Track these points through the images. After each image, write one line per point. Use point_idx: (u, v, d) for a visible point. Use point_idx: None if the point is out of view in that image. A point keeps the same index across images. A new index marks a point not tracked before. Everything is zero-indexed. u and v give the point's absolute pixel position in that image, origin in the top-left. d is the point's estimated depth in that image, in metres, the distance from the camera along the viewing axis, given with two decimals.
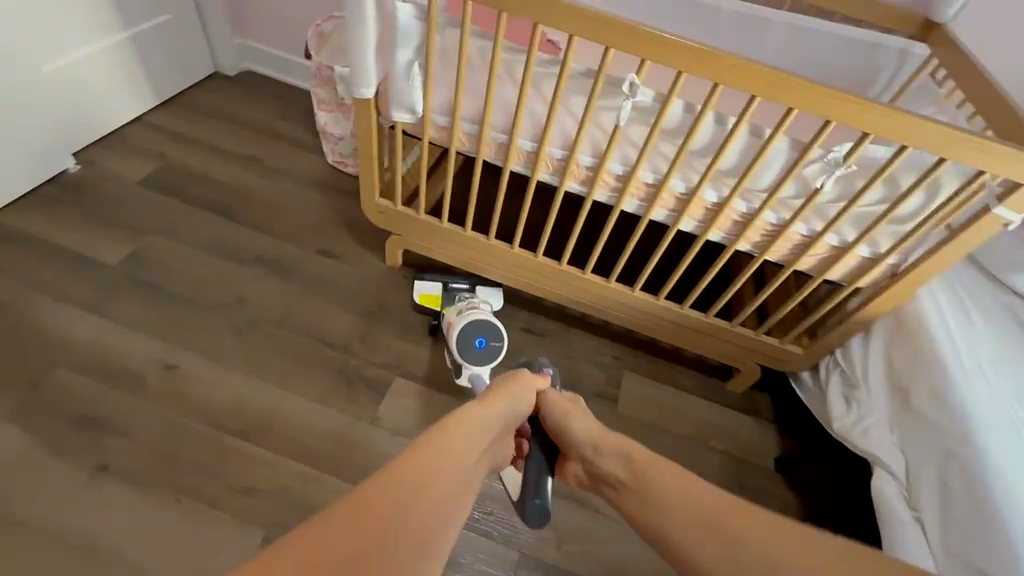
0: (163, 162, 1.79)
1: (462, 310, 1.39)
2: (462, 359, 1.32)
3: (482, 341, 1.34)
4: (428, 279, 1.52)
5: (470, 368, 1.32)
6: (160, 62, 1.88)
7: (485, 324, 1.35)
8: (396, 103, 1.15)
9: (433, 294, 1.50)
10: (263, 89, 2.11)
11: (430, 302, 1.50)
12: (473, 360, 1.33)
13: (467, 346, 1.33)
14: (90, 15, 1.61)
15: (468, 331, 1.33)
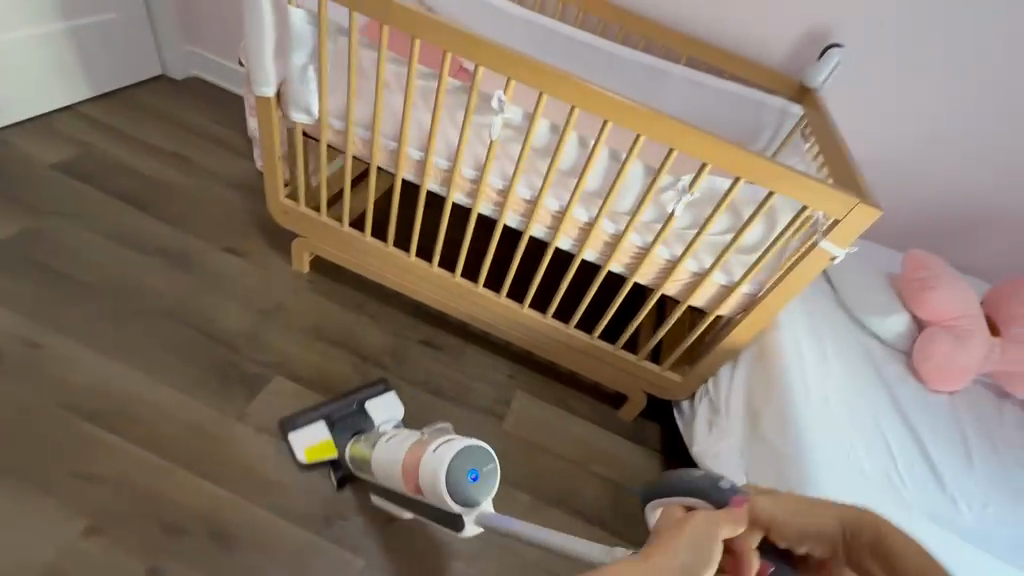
0: (83, 149, 1.79)
1: (432, 445, 1.01)
2: (460, 506, 0.93)
3: (474, 476, 0.96)
4: (301, 428, 1.29)
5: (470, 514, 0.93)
6: (100, 56, 1.92)
7: (467, 455, 0.97)
8: (293, 103, 1.21)
9: (321, 440, 1.29)
10: (208, 94, 2.17)
11: (322, 450, 1.28)
12: (465, 504, 0.94)
13: (455, 490, 0.94)
14: (23, 5, 1.68)
15: (452, 468, 0.95)
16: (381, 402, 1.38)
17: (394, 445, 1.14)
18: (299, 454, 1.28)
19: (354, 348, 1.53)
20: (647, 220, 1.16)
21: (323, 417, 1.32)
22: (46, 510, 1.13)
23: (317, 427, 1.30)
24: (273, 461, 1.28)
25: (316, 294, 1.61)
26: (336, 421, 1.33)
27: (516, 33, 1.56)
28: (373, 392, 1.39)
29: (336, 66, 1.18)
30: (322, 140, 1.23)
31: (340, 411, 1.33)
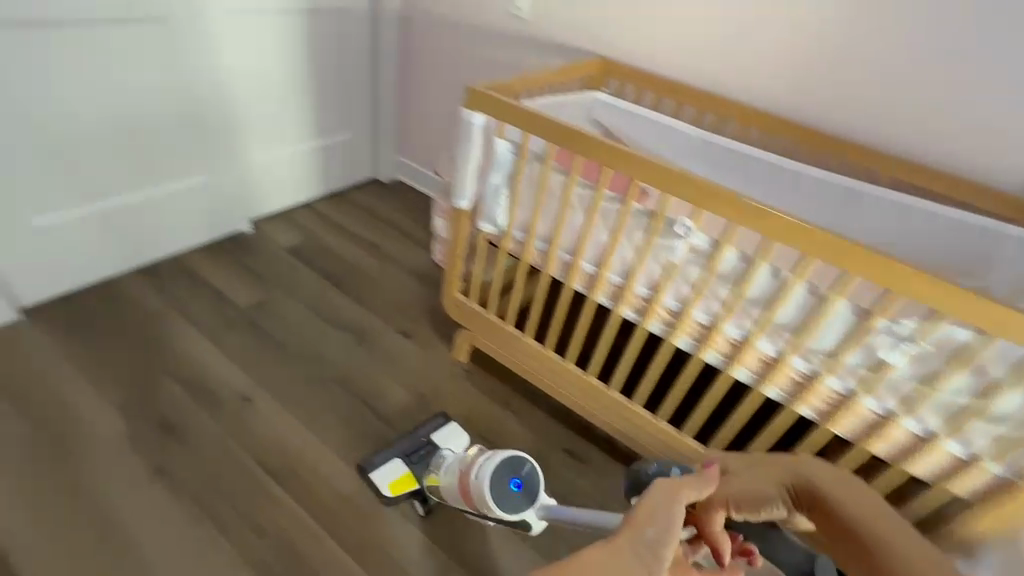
0: (307, 235, 2.19)
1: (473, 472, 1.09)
2: (538, 510, 1.02)
3: (516, 481, 1.05)
4: (381, 467, 1.38)
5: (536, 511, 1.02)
6: (334, 164, 2.40)
7: (499, 470, 1.05)
8: (483, 214, 1.35)
9: (401, 471, 1.37)
10: (405, 194, 2.57)
11: (404, 480, 1.36)
12: (530, 504, 1.04)
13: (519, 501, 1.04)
14: (296, 128, 2.14)
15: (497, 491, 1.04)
16: (442, 431, 1.46)
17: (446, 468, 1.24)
18: (384, 490, 1.35)
19: (498, 443, 1.53)
20: (851, 364, 1.00)
21: (397, 455, 1.39)
22: (222, 556, 1.22)
23: (395, 465, 1.39)
24: (412, 551, 1.29)
25: (469, 382, 1.68)
26: (410, 454, 1.40)
27: (665, 145, 1.63)
28: (434, 424, 1.47)
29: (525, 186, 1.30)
30: (504, 249, 1.34)
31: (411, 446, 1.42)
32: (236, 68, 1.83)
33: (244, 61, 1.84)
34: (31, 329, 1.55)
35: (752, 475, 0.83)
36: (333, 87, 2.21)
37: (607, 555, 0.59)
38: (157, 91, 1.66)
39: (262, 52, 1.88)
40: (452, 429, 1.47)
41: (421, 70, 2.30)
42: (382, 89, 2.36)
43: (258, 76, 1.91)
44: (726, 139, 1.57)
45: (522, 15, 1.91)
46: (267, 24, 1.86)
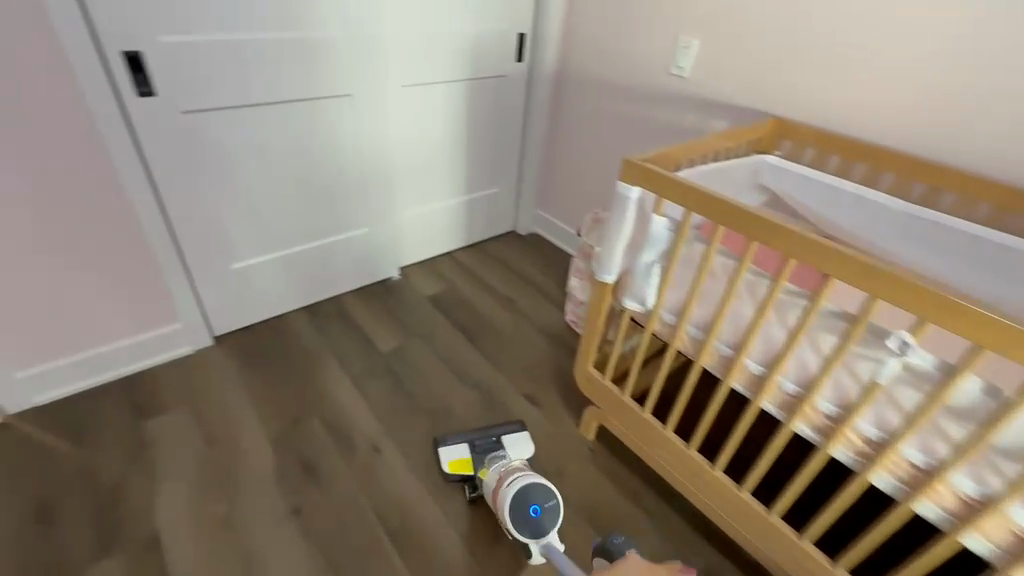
0: (448, 286, 2.27)
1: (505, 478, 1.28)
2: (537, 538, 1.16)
3: (538, 505, 1.21)
4: (450, 446, 1.48)
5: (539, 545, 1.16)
6: (478, 218, 2.50)
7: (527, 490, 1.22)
8: (629, 290, 1.24)
9: (463, 455, 1.46)
10: (542, 249, 2.59)
11: (463, 466, 1.45)
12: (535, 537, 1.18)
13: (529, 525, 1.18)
14: (449, 186, 2.29)
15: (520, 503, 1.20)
16: (514, 439, 1.52)
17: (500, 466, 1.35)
18: (445, 464, 1.46)
19: None
20: None
21: (467, 441, 1.49)
22: None
23: (462, 449, 1.48)
24: None
25: (597, 465, 1.54)
26: (478, 445, 1.49)
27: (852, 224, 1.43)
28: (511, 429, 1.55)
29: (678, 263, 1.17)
30: (650, 331, 1.21)
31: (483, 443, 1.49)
32: (407, 133, 2.00)
33: (414, 127, 2.01)
34: (220, 356, 1.78)
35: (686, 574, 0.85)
36: (486, 145, 2.31)
37: None
38: (343, 155, 1.85)
39: (429, 118, 2.04)
40: (525, 443, 1.51)
41: (569, 135, 2.34)
42: (530, 146, 2.43)
43: (423, 139, 2.08)
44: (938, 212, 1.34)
45: (683, 73, 1.80)
46: (437, 93, 2.01)
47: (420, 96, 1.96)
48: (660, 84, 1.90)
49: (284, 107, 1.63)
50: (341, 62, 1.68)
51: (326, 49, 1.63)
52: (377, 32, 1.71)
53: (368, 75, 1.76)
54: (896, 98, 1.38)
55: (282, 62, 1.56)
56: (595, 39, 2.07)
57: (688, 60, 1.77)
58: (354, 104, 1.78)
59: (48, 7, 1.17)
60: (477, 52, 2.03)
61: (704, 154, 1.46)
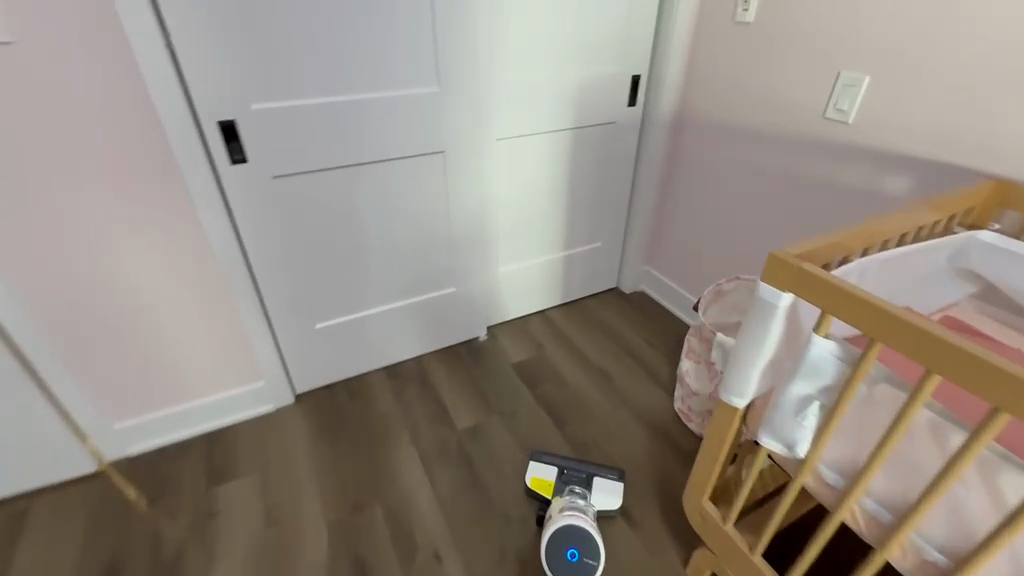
0: (538, 353, 2.04)
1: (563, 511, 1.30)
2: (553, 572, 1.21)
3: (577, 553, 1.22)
4: (541, 463, 1.49)
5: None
6: (577, 275, 2.27)
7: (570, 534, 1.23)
8: (767, 422, 0.90)
9: (546, 478, 1.45)
10: (648, 313, 2.28)
11: (543, 488, 1.44)
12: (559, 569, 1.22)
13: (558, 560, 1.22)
14: (547, 241, 2.10)
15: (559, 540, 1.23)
16: (607, 484, 1.45)
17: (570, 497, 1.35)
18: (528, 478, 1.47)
19: None
20: None
21: (556, 465, 1.47)
22: None
23: (551, 470, 1.47)
24: None
25: None
26: (565, 474, 1.46)
27: None
28: (607, 473, 1.47)
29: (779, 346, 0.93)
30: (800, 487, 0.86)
31: (572, 474, 1.45)
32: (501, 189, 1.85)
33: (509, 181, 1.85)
34: (298, 417, 1.73)
35: None
36: (589, 197, 2.08)
37: None
38: (434, 213, 1.74)
39: (526, 171, 1.87)
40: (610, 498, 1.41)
41: (687, 187, 2.04)
42: (639, 197, 2.15)
43: (518, 194, 1.91)
44: None
45: (845, 117, 1.41)
46: (537, 144, 1.83)
47: (517, 149, 1.80)
48: (811, 131, 1.52)
49: (374, 167, 1.55)
50: (435, 120, 1.57)
51: (420, 107, 1.52)
52: (473, 86, 1.58)
53: (462, 130, 1.63)
54: None
55: (373, 122, 1.48)
56: (725, 77, 1.75)
57: (853, 101, 1.38)
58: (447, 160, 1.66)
59: (152, 86, 1.18)
60: (583, 98, 1.82)
61: (893, 232, 1.05)
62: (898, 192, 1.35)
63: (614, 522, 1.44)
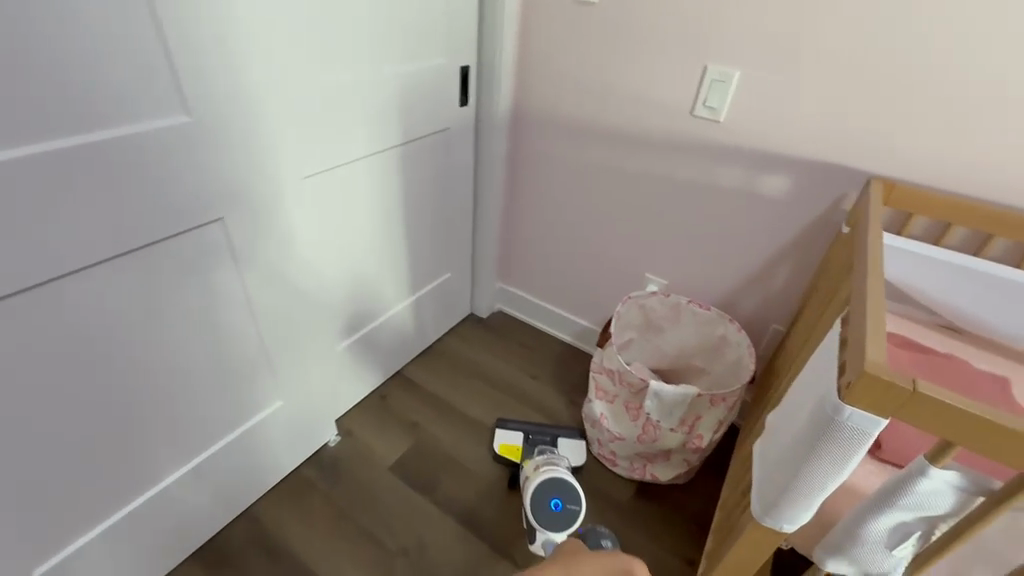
0: (415, 435, 1.57)
1: (539, 467, 1.28)
2: (536, 522, 1.12)
3: (561, 502, 1.15)
4: (509, 430, 1.55)
5: (542, 533, 1.12)
6: (430, 316, 1.83)
7: (555, 484, 1.17)
8: (842, 550, 0.71)
9: (514, 443, 1.50)
10: (516, 335, 2.01)
11: (511, 452, 1.49)
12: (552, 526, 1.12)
13: (538, 506, 1.15)
14: (390, 289, 1.59)
15: (541, 492, 1.17)
16: (571, 444, 1.53)
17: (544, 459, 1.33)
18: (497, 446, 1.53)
19: None
20: None
21: (521, 431, 1.54)
22: None
23: (517, 434, 1.52)
24: None
25: None
26: (532, 439, 1.52)
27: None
28: (569, 433, 1.56)
29: (788, 432, 0.77)
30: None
31: (537, 437, 1.53)
32: (320, 244, 1.26)
33: (329, 231, 1.27)
34: None
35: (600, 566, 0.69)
36: (433, 224, 1.63)
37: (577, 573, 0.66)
38: (221, 311, 1.07)
39: (350, 212, 1.31)
40: (578, 450, 1.50)
41: (536, 191, 1.77)
42: (486, 210, 1.80)
43: (345, 243, 1.34)
44: None
45: (716, 116, 1.30)
46: (360, 174, 1.29)
47: (334, 184, 1.23)
48: (677, 130, 1.39)
49: (76, 274, 0.83)
50: (189, 169, 0.90)
51: (151, 152, 0.84)
52: (248, 107, 0.95)
53: (243, 176, 0.99)
54: None
55: (51, 196, 0.76)
56: (569, 67, 1.49)
57: (723, 97, 1.27)
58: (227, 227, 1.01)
59: None
60: (410, 101, 1.33)
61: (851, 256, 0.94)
62: (774, 191, 1.31)
63: None
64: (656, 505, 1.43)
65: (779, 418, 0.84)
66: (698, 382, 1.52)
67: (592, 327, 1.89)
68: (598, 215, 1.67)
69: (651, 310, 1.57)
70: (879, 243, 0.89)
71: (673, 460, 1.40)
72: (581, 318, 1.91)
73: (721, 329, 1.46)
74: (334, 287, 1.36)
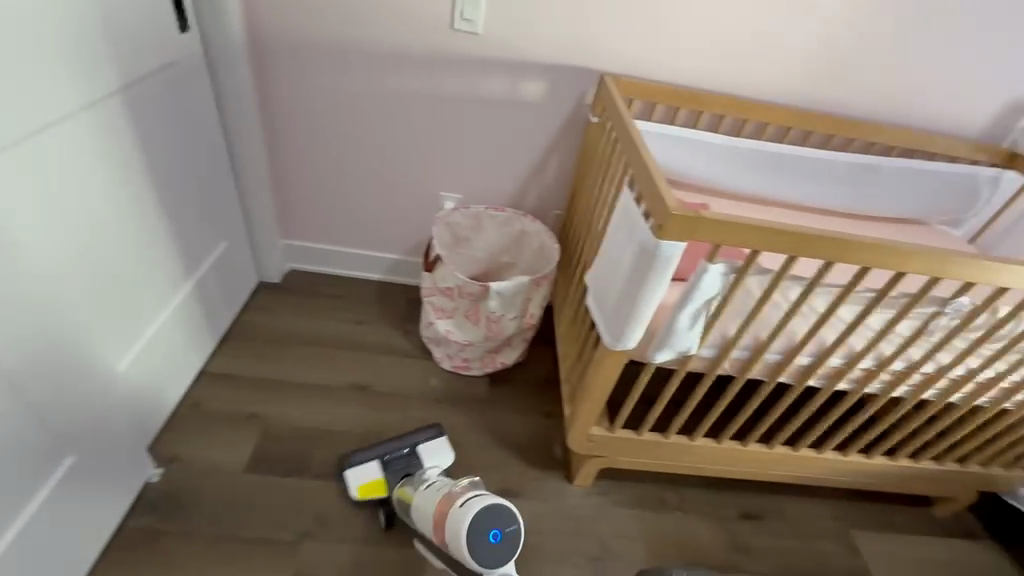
0: (259, 425, 1.41)
1: (459, 498, 1.05)
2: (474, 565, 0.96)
3: (497, 532, 0.99)
4: (357, 466, 1.28)
5: (491, 574, 0.98)
6: (219, 298, 1.56)
7: (488, 512, 0.99)
8: (665, 344, 1.02)
9: (371, 480, 1.27)
10: (324, 289, 1.88)
11: (375, 491, 1.26)
12: (495, 562, 0.98)
13: (475, 545, 0.98)
14: (161, 279, 1.28)
15: (473, 529, 0.98)
16: (429, 445, 1.36)
17: (433, 487, 1.16)
18: (353, 491, 1.27)
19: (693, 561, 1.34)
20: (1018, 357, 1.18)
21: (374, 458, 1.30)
22: None
23: (370, 467, 1.29)
24: None
25: (616, 507, 1.42)
26: (390, 463, 1.31)
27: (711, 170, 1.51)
28: (424, 435, 1.38)
29: (619, 278, 1.00)
30: (695, 372, 1.06)
31: (391, 457, 1.31)
32: (40, 245, 0.93)
33: (47, 226, 0.94)
34: None
35: None
36: (188, 187, 1.34)
37: None
38: None
39: (71, 196, 0.99)
40: (442, 451, 1.35)
41: (302, 127, 1.59)
42: (246, 160, 1.55)
43: (78, 237, 1.02)
44: (777, 145, 1.49)
45: (474, 28, 1.39)
46: (69, 138, 0.96)
47: (34, 158, 0.90)
48: (439, 45, 1.42)
49: None
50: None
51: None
52: None
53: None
54: (704, 52, 1.42)
55: None
56: None
57: (477, 11, 1.36)
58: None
59: None
60: (109, 30, 1.01)
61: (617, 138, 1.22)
62: (535, 95, 1.50)
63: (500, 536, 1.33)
64: (510, 387, 1.67)
65: (603, 272, 1.08)
66: (512, 275, 1.74)
67: (401, 258, 1.91)
68: (379, 142, 1.62)
69: (456, 225, 1.68)
70: (633, 125, 1.17)
71: (515, 343, 1.62)
72: (388, 252, 1.90)
73: (519, 225, 1.68)
74: (79, 298, 1.04)
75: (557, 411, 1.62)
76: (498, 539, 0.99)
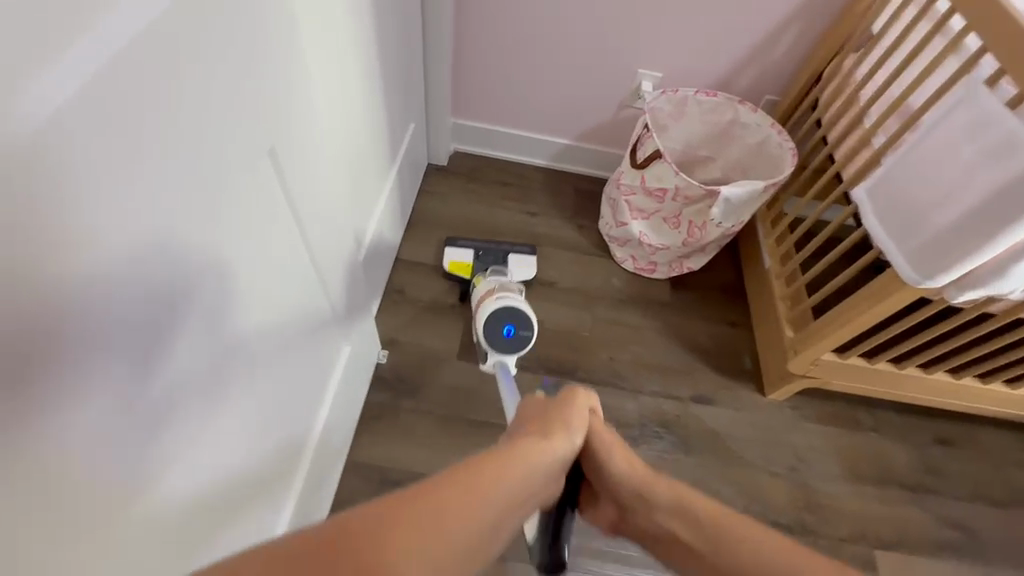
0: (464, 320, 1.47)
1: (495, 292, 1.26)
2: (484, 340, 1.17)
3: (513, 330, 1.17)
4: (457, 246, 1.51)
5: (492, 354, 1.17)
6: (407, 183, 1.52)
7: (516, 311, 1.19)
8: (981, 287, 0.89)
9: (464, 261, 1.48)
10: (489, 173, 1.76)
11: (459, 269, 1.48)
12: (506, 350, 1.17)
13: (491, 329, 1.18)
14: (377, 158, 1.21)
15: (494, 318, 1.19)
16: (522, 259, 1.54)
17: (498, 280, 1.31)
18: (446, 262, 1.50)
19: (891, 481, 1.38)
20: None
21: (471, 248, 1.51)
22: None
23: (468, 251, 1.50)
24: None
25: (811, 423, 1.43)
26: (483, 255, 1.50)
27: None
28: (520, 249, 1.55)
29: (955, 211, 0.87)
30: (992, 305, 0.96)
31: (489, 252, 1.50)
32: (309, 162, 0.81)
33: (322, 106, 0.86)
34: None
35: (610, 442, 0.68)
36: (396, 64, 1.22)
37: (565, 403, 0.68)
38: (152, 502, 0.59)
39: (337, 64, 0.89)
40: (531, 269, 1.52)
41: None
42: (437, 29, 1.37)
43: (340, 110, 0.95)
44: None
45: None
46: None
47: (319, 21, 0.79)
48: None
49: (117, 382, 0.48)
50: (85, 271, 0.43)
51: (11, 220, 0.36)
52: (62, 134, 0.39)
53: (169, 228, 0.52)
54: None
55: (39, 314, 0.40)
56: None
57: None
58: (191, 309, 0.59)
59: None
60: None
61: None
62: None
63: (680, 419, 1.41)
64: (693, 292, 1.59)
65: (911, 200, 0.94)
66: (707, 172, 1.55)
67: (572, 143, 1.73)
68: (587, 9, 1.39)
69: (659, 110, 1.46)
70: None
71: (709, 250, 1.51)
72: (556, 135, 1.72)
73: (733, 112, 1.44)
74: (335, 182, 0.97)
75: (744, 321, 1.56)
76: (513, 334, 1.17)
